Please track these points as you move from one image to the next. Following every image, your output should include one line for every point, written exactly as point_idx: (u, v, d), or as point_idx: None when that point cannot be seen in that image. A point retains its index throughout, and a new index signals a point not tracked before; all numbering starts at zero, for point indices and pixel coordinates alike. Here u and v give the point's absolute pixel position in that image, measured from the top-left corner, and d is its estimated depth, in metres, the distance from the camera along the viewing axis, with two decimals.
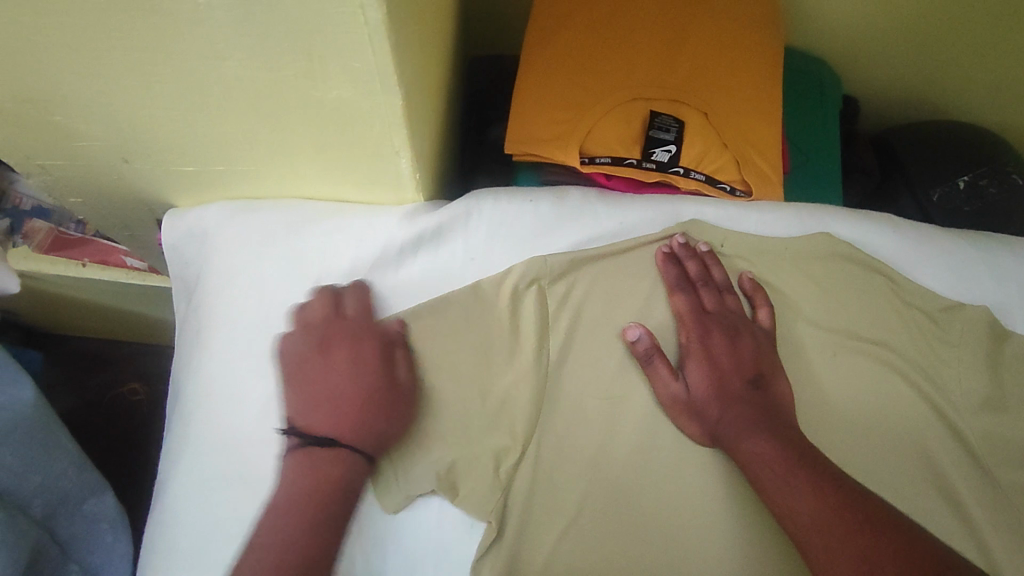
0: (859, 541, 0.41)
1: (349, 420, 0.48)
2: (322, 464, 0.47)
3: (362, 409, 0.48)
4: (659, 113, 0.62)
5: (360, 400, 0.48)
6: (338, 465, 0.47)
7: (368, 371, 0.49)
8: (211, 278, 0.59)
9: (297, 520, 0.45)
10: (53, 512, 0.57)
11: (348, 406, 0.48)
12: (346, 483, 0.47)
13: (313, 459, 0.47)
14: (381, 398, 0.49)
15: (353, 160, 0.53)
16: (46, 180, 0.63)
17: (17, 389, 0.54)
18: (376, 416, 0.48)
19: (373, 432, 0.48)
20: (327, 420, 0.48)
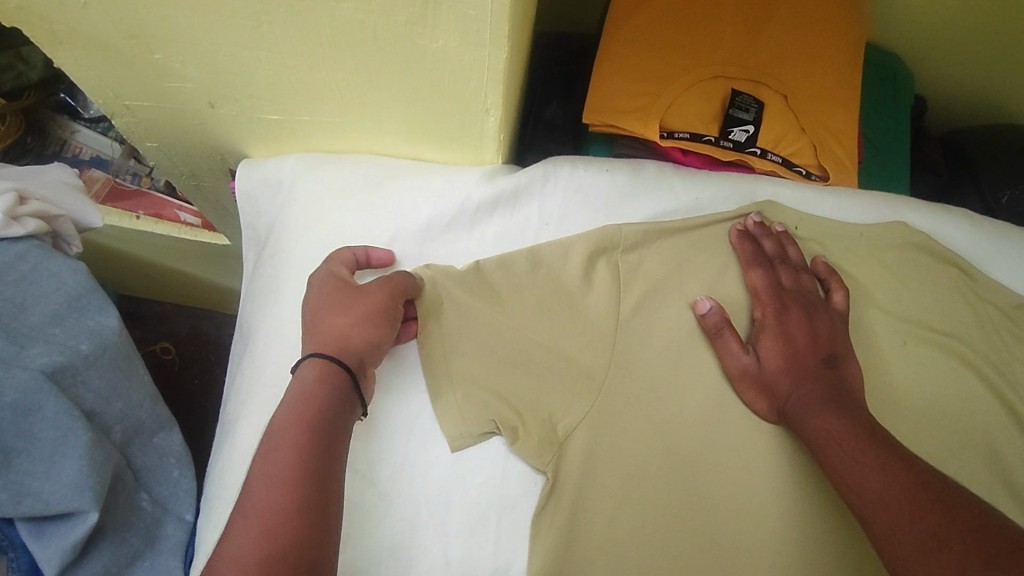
0: (929, 517, 0.39)
1: (313, 335, 0.50)
2: (306, 373, 0.47)
3: (318, 324, 0.50)
4: (740, 92, 0.62)
5: (316, 318, 0.50)
6: (318, 368, 0.47)
7: (318, 292, 0.52)
8: (288, 226, 0.59)
9: (265, 445, 0.44)
10: (127, 437, 0.55)
11: (316, 324, 0.50)
12: (318, 395, 0.46)
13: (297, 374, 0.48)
14: (325, 310, 0.50)
15: (442, 116, 0.53)
16: (128, 122, 0.62)
17: (105, 315, 0.54)
18: (332, 322, 0.49)
19: (330, 330, 0.49)
20: (312, 340, 0.50)
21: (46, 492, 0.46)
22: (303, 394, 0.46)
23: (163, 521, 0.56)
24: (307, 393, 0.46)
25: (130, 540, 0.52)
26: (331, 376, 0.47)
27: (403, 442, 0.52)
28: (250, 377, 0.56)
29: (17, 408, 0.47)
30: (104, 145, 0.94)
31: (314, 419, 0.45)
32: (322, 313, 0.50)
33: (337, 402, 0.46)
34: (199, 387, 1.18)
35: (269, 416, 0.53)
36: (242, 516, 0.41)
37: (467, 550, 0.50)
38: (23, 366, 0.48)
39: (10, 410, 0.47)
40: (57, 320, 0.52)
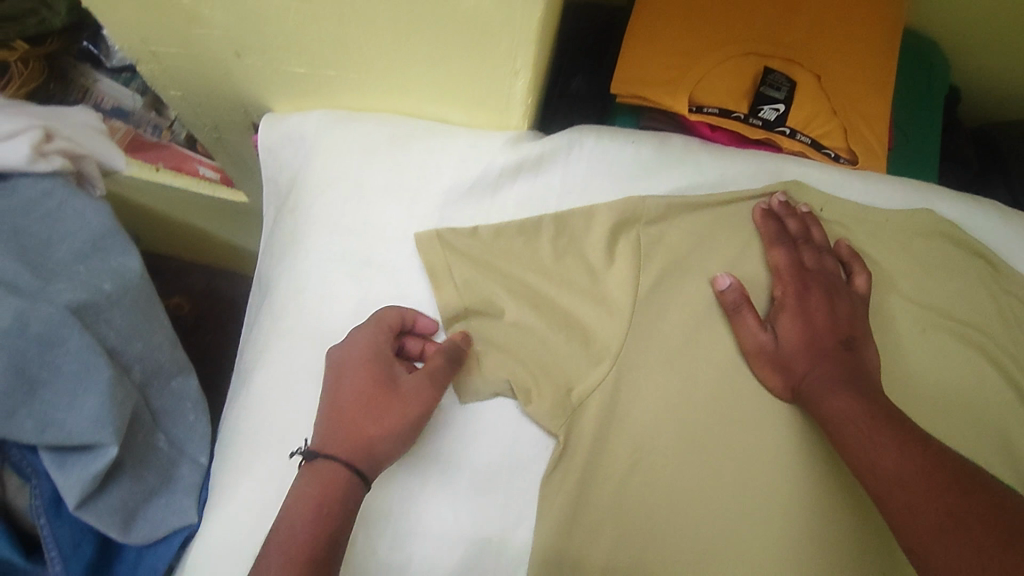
0: (947, 495, 0.39)
1: (335, 427, 0.47)
2: (322, 478, 0.45)
3: (343, 417, 0.47)
4: (773, 70, 0.61)
5: (344, 406, 0.48)
6: (330, 474, 0.45)
7: (352, 372, 0.49)
8: (311, 181, 0.59)
9: (273, 546, 0.43)
10: (147, 376, 0.55)
11: (342, 415, 0.47)
12: (336, 504, 0.44)
13: (312, 474, 0.46)
14: (354, 404, 0.48)
15: (470, 77, 0.53)
16: (153, 69, 0.62)
17: (128, 256, 0.55)
18: (358, 417, 0.47)
19: (354, 430, 0.47)
20: (330, 431, 0.47)
21: (68, 423, 0.46)
22: (312, 499, 0.44)
23: (178, 463, 0.55)
24: (324, 496, 0.44)
25: (146, 477, 0.52)
26: (345, 491, 0.45)
27: None
28: (269, 327, 0.56)
29: (42, 339, 0.47)
30: (124, 95, 0.93)
31: (336, 499, 0.45)
32: (353, 405, 0.48)
33: (346, 517, 0.45)
34: (210, 343, 1.19)
35: (286, 367, 0.54)
36: None
37: (476, 508, 0.50)
38: (48, 300, 0.49)
39: (36, 340, 0.47)
40: (82, 258, 0.53)
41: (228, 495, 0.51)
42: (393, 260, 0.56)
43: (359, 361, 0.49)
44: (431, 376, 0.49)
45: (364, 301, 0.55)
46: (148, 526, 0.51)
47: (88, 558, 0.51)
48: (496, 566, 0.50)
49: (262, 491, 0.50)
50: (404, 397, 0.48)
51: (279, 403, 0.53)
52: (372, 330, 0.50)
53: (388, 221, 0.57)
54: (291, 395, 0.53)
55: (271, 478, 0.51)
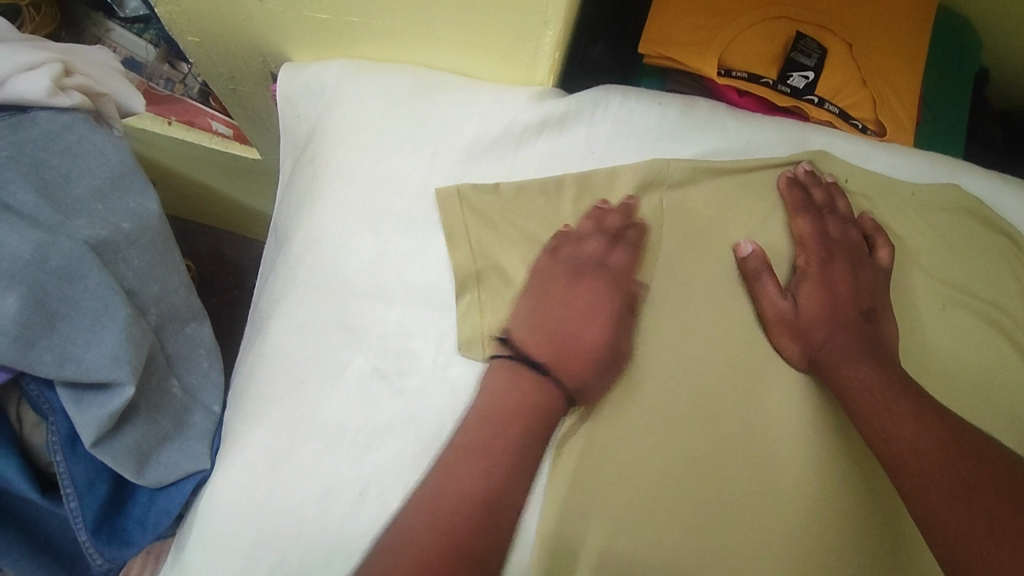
0: (960, 466, 0.39)
1: (548, 345, 0.51)
2: (514, 389, 0.49)
3: (578, 338, 0.51)
4: (805, 36, 0.60)
5: (565, 330, 0.52)
6: (540, 386, 0.49)
7: (578, 306, 0.52)
8: (330, 131, 0.59)
9: (485, 454, 0.46)
10: (163, 322, 0.54)
11: (565, 336, 0.51)
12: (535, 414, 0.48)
13: (513, 373, 0.50)
14: (596, 336, 0.51)
15: (499, 28, 0.52)
16: (173, 12, 0.61)
17: (146, 196, 0.55)
18: (586, 349, 0.51)
19: (591, 360, 0.50)
20: (548, 349, 0.51)
21: (87, 359, 0.46)
22: (498, 417, 0.47)
23: (192, 410, 0.55)
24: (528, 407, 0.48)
25: (160, 422, 0.52)
26: (551, 401, 0.49)
27: (433, 354, 0.52)
28: (283, 278, 0.56)
29: (61, 274, 0.47)
30: (137, 46, 0.91)
31: (511, 404, 0.48)
32: (579, 336, 0.51)
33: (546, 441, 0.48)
34: (217, 306, 1.18)
35: (302, 317, 0.53)
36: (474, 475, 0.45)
37: None
38: (67, 235, 0.48)
39: (55, 275, 0.46)
40: (101, 196, 0.52)
41: (240, 443, 0.51)
42: (411, 214, 0.56)
43: (584, 296, 0.53)
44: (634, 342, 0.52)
45: (382, 255, 0.55)
46: (161, 469, 0.51)
47: (103, 496, 0.52)
48: None
49: (276, 439, 0.51)
50: (608, 348, 0.51)
51: (294, 353, 0.53)
52: (605, 268, 0.53)
53: (408, 174, 0.56)
54: (306, 346, 0.53)
55: (285, 427, 0.51)
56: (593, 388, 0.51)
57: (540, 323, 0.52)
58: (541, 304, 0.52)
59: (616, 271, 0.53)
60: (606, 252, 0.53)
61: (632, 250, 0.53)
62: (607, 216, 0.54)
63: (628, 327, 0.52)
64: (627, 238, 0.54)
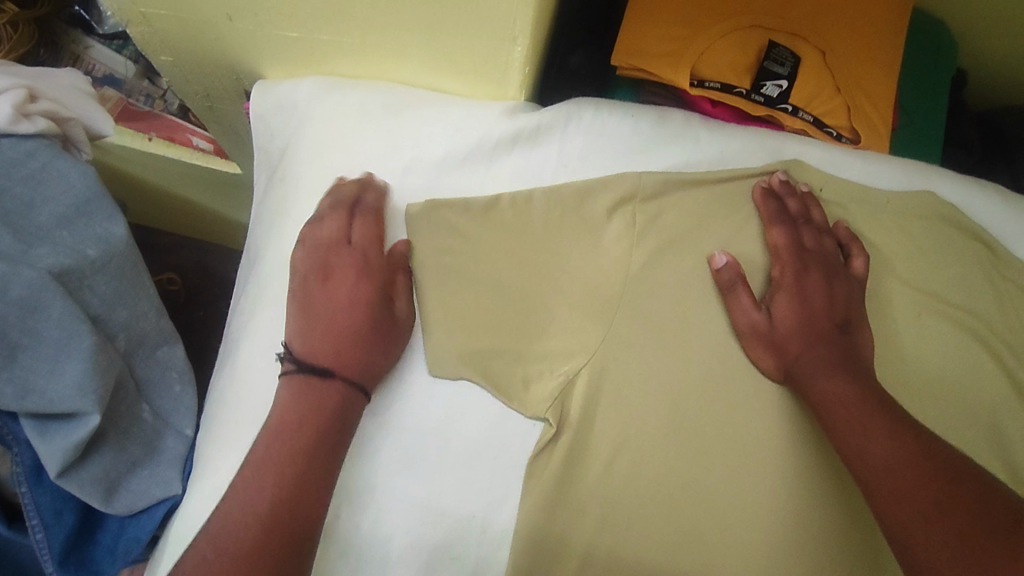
0: (933, 484, 0.39)
1: (316, 343, 0.50)
2: (315, 397, 0.48)
3: (348, 322, 0.51)
4: (777, 44, 0.59)
5: (339, 320, 0.51)
6: (326, 387, 0.48)
7: (337, 289, 0.52)
8: (302, 149, 0.58)
9: (279, 464, 0.45)
10: (132, 346, 0.55)
11: (336, 329, 0.50)
12: (326, 419, 0.47)
13: (303, 391, 0.48)
14: (354, 313, 0.51)
15: (466, 44, 0.51)
16: (143, 31, 0.60)
17: (113, 222, 0.54)
18: (363, 330, 0.50)
19: (371, 351, 0.50)
20: (331, 353, 0.50)
21: (49, 390, 0.46)
22: (305, 425, 0.47)
23: (163, 433, 0.56)
24: (313, 414, 0.47)
25: (130, 449, 0.52)
26: (338, 398, 0.48)
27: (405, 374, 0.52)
28: (255, 298, 0.56)
29: (24, 305, 0.47)
30: (117, 62, 0.91)
31: (313, 414, 0.47)
32: (332, 320, 0.51)
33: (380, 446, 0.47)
34: (202, 319, 1.17)
35: (273, 337, 0.53)
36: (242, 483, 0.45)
37: (461, 487, 0.50)
38: (30, 266, 0.48)
39: (17, 306, 0.47)
40: (66, 223, 0.52)
41: (212, 468, 0.51)
42: (384, 232, 0.55)
43: (343, 283, 0.52)
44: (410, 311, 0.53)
45: None
46: (131, 495, 0.52)
47: (71, 525, 0.52)
48: (479, 545, 0.50)
49: None
50: (394, 321, 0.51)
51: (266, 376, 0.52)
52: (347, 248, 0.53)
53: (381, 192, 0.56)
54: (278, 367, 0.52)
55: None
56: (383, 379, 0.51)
57: (301, 326, 0.51)
58: (307, 305, 0.52)
59: (368, 256, 0.53)
60: (344, 231, 0.53)
61: (383, 237, 0.54)
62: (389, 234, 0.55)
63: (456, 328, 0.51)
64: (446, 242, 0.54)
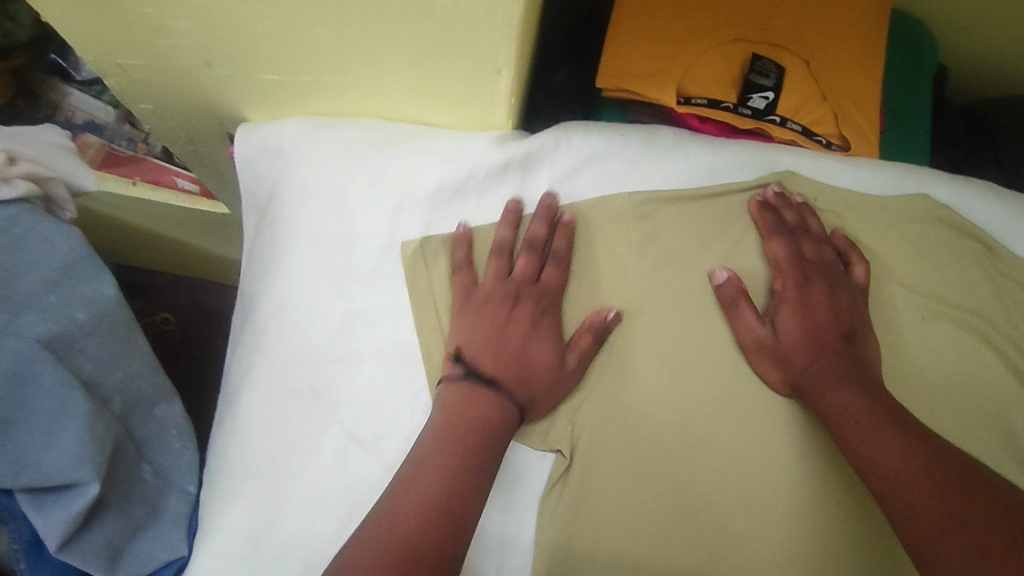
0: (949, 497, 0.38)
1: (494, 362, 0.49)
2: (478, 408, 0.47)
3: (529, 354, 0.49)
4: (760, 57, 0.60)
5: (518, 343, 0.50)
6: (494, 399, 0.47)
7: (541, 336, 0.50)
8: (290, 191, 0.57)
9: (453, 459, 0.44)
10: (128, 407, 0.55)
11: (511, 349, 0.49)
12: (489, 431, 0.46)
13: (477, 397, 0.47)
14: (543, 354, 0.50)
15: (451, 78, 0.51)
16: (122, 82, 0.59)
17: (101, 281, 0.54)
18: (534, 364, 0.49)
19: (532, 377, 0.49)
20: (506, 366, 0.49)
21: (43, 464, 0.45)
22: (465, 433, 0.45)
23: (166, 493, 0.55)
24: (480, 419, 0.46)
25: (132, 512, 0.52)
26: (501, 416, 0.47)
27: (410, 413, 0.51)
28: (252, 346, 0.55)
29: (13, 376, 0.47)
30: (98, 109, 0.90)
31: (479, 420, 0.46)
32: (523, 346, 0.50)
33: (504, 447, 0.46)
34: (198, 358, 1.15)
35: (271, 387, 0.52)
36: (400, 481, 0.43)
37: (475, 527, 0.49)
38: (17, 335, 0.48)
39: (6, 378, 0.46)
40: (52, 287, 0.52)
41: (218, 527, 0.49)
42: (379, 270, 0.55)
43: (526, 311, 0.51)
44: (580, 358, 0.50)
45: (350, 314, 0.54)
46: (138, 559, 0.51)
47: None
48: None
49: (253, 518, 0.49)
50: (560, 367, 0.50)
51: (268, 426, 0.51)
52: (535, 285, 0.52)
53: (374, 229, 0.55)
54: (280, 417, 0.51)
55: (263, 504, 0.49)
56: (548, 398, 0.49)
57: (482, 335, 0.50)
58: (482, 312, 0.51)
59: (550, 288, 0.52)
60: (534, 268, 0.52)
61: (555, 264, 0.53)
62: (552, 237, 0.54)
63: (575, 343, 0.51)
64: (552, 253, 0.53)
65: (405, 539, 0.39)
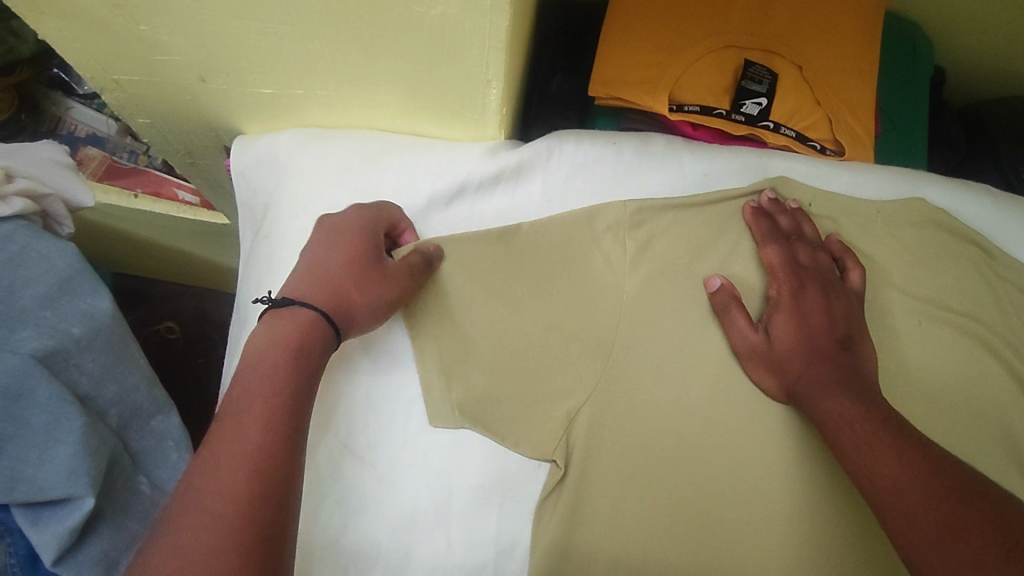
0: (946, 506, 0.38)
1: (294, 285, 0.48)
2: (291, 324, 0.45)
3: (327, 261, 0.48)
4: (753, 63, 0.60)
5: (320, 258, 0.49)
6: (299, 315, 0.46)
7: (341, 247, 0.49)
8: (285, 203, 0.58)
9: (263, 412, 0.41)
10: (124, 420, 0.55)
11: (322, 269, 0.48)
12: (308, 347, 0.45)
13: (286, 317, 0.46)
14: (346, 259, 0.48)
15: (442, 89, 0.51)
16: (118, 97, 0.60)
17: (97, 296, 0.54)
18: (330, 269, 0.48)
19: (334, 286, 0.47)
20: (302, 283, 0.48)
21: (39, 478, 0.46)
22: (273, 384, 0.42)
23: (163, 505, 0.56)
24: (293, 337, 0.45)
25: (129, 525, 0.52)
26: (314, 328, 0.45)
27: (404, 423, 0.51)
28: None
29: (9, 393, 0.47)
30: (98, 121, 0.90)
31: (294, 340, 0.44)
32: (325, 261, 0.48)
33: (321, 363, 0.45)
34: (201, 367, 1.16)
35: None
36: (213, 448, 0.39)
37: (468, 535, 0.49)
38: (12, 352, 0.48)
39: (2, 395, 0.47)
40: (49, 303, 0.52)
41: None
42: None
43: (337, 226, 0.50)
44: (409, 268, 0.50)
45: None
46: None
47: None
48: None
49: None
50: (364, 266, 0.48)
51: None
52: (359, 224, 0.51)
53: None
54: None
55: None
56: (364, 300, 0.48)
57: (295, 271, 0.49)
58: (303, 250, 0.50)
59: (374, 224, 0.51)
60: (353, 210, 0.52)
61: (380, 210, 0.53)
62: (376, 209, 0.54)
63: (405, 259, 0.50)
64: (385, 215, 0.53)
65: (224, 525, 0.36)
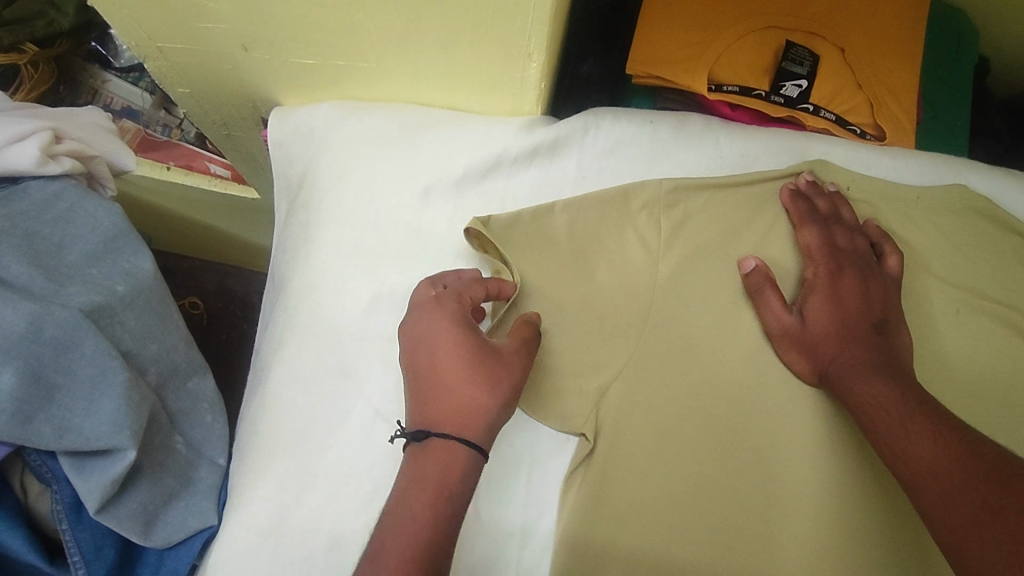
0: (981, 486, 0.37)
1: (434, 405, 0.45)
2: (441, 459, 0.43)
3: (453, 385, 0.45)
4: (794, 44, 0.59)
5: (445, 383, 0.45)
6: (450, 451, 0.43)
7: (442, 341, 0.46)
8: (321, 173, 0.58)
9: (436, 502, 0.42)
10: (163, 379, 0.57)
11: (445, 395, 0.45)
12: (454, 478, 0.43)
13: (426, 452, 0.44)
14: (478, 384, 0.45)
15: (484, 63, 0.51)
16: (161, 66, 0.61)
17: (140, 257, 0.57)
18: (459, 393, 0.45)
19: (456, 399, 0.45)
20: (436, 411, 0.45)
21: (86, 428, 0.48)
22: (448, 481, 0.43)
23: (197, 464, 0.57)
24: (449, 466, 0.43)
25: (166, 481, 0.54)
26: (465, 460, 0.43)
27: None
28: (282, 324, 0.56)
29: (57, 344, 0.49)
30: (134, 95, 0.92)
31: (449, 464, 0.43)
32: (449, 379, 0.45)
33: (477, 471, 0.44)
34: (226, 341, 1.18)
35: (302, 364, 0.53)
36: (391, 519, 0.42)
37: (495, 504, 0.50)
38: (63, 305, 0.50)
39: (51, 345, 0.48)
40: (95, 260, 0.55)
41: (248, 498, 0.51)
42: (405, 253, 0.55)
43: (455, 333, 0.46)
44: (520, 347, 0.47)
45: (379, 294, 0.55)
46: (169, 527, 0.53)
47: (110, 561, 0.54)
48: (520, 561, 0.49)
49: (281, 490, 0.51)
50: (493, 376, 0.45)
51: (297, 401, 0.52)
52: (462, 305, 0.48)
53: (402, 214, 0.56)
54: (307, 394, 0.53)
55: (292, 477, 0.51)
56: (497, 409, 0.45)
57: (416, 388, 0.46)
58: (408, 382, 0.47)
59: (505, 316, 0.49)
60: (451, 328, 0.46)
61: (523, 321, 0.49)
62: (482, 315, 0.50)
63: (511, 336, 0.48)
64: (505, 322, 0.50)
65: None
